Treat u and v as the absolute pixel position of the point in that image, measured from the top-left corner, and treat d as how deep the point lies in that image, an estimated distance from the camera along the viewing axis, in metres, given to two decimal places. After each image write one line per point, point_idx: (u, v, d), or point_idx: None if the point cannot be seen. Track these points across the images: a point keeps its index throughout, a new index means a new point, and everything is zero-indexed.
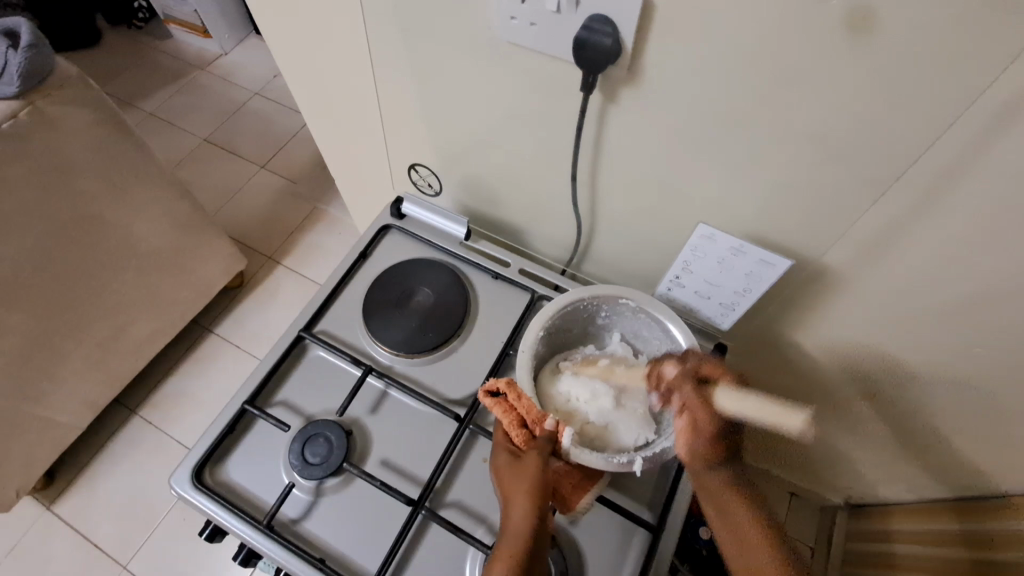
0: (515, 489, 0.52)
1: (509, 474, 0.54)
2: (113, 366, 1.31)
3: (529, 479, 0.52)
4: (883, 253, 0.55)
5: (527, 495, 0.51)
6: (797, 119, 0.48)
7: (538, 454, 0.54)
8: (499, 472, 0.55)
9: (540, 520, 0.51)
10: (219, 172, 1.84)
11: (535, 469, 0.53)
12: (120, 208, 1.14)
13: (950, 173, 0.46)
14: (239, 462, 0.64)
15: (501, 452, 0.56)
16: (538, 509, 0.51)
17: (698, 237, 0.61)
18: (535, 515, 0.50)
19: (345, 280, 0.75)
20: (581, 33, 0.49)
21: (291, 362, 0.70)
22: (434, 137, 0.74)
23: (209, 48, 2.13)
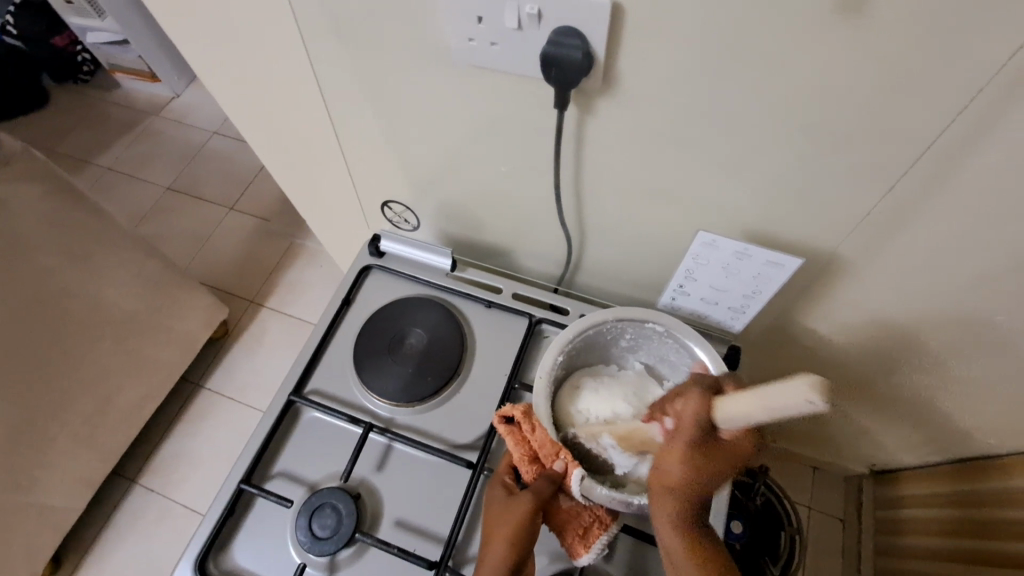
0: (498, 527, 0.50)
1: (499, 507, 0.51)
2: (104, 440, 1.25)
3: (513, 522, 0.49)
4: (892, 236, 0.52)
5: (506, 539, 0.49)
6: (790, 111, 0.45)
7: (534, 496, 0.50)
8: (490, 504, 0.53)
9: (513, 568, 0.48)
10: (187, 220, 1.77)
11: (524, 510, 0.50)
12: (86, 278, 1.09)
13: (962, 150, 0.43)
14: (244, 546, 0.59)
15: (496, 486, 0.54)
16: (516, 553, 0.48)
17: (699, 245, 0.57)
18: (509, 560, 0.48)
19: (331, 331, 0.70)
20: (548, 49, 0.45)
21: (286, 428, 0.65)
22: (404, 169, 0.70)
23: (160, 93, 2.06)
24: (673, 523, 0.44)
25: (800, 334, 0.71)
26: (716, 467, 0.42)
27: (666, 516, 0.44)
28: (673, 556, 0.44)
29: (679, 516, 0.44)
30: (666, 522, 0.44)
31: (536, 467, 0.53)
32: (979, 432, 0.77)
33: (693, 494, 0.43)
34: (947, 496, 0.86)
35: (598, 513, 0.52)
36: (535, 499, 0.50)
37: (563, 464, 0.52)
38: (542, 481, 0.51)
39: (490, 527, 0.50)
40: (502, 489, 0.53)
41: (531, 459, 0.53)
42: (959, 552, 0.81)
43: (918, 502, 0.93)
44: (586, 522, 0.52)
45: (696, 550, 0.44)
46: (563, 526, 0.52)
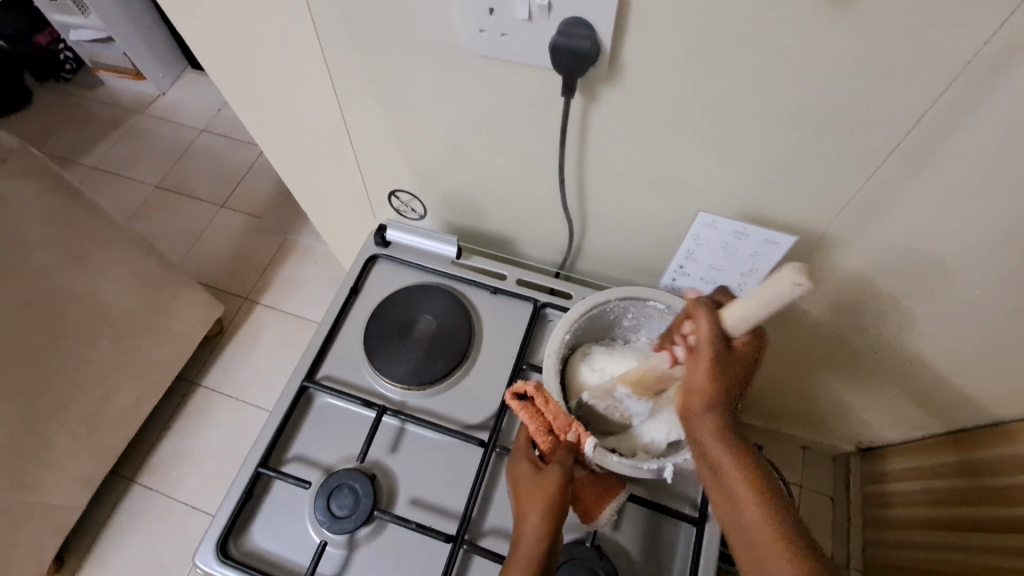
0: (532, 500, 0.52)
1: (528, 482, 0.53)
2: (104, 439, 1.25)
3: (547, 492, 0.51)
4: (879, 214, 0.56)
5: (543, 508, 0.51)
6: (784, 96, 0.47)
7: (561, 466, 0.53)
8: (517, 478, 0.54)
9: (553, 537, 0.50)
10: (178, 218, 1.76)
11: (555, 482, 0.52)
12: (83, 276, 1.09)
13: (944, 131, 0.46)
14: (263, 528, 0.61)
15: (520, 460, 0.55)
16: (552, 521, 0.51)
17: (699, 225, 0.61)
18: (548, 530, 0.50)
19: (341, 319, 0.72)
20: (557, 39, 0.47)
21: (299, 415, 0.67)
22: (409, 160, 0.72)
23: (145, 91, 2.04)
24: (715, 434, 0.47)
25: (792, 312, 0.74)
26: (736, 363, 0.48)
27: (706, 429, 0.47)
28: (724, 477, 0.45)
29: (717, 429, 0.47)
30: (707, 438, 0.47)
31: (552, 438, 0.55)
32: (961, 403, 0.81)
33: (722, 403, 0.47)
34: (937, 469, 0.89)
35: (608, 481, 0.56)
36: (563, 470, 0.52)
37: (577, 433, 0.54)
38: (563, 453, 0.54)
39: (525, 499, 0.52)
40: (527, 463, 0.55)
41: (546, 432, 0.55)
42: (953, 523, 0.84)
43: (910, 476, 0.96)
44: (599, 489, 0.56)
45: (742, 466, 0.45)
46: (581, 494, 0.56)
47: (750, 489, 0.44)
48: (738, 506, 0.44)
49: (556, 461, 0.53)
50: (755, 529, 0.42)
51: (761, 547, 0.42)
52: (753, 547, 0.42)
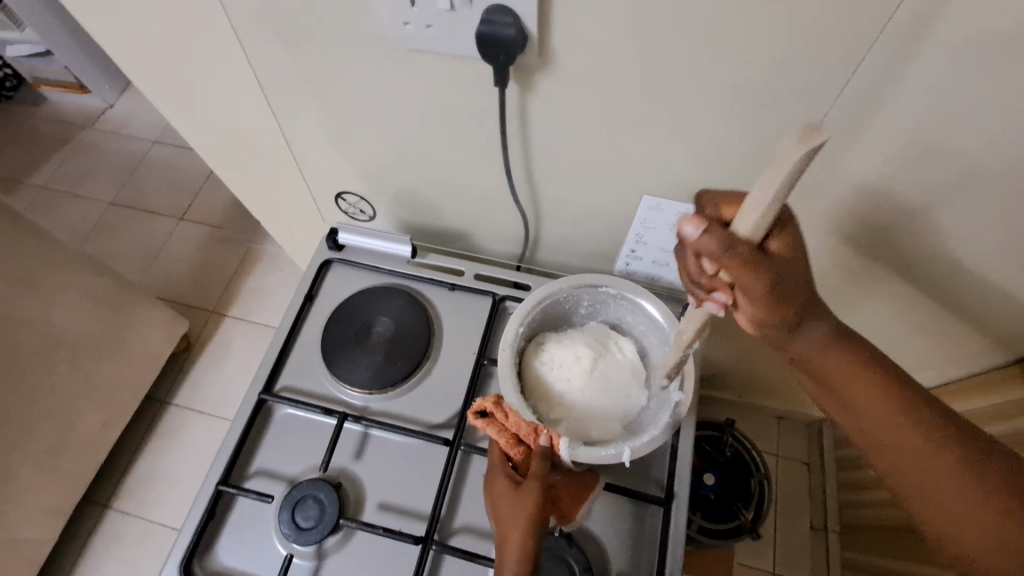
0: (513, 517, 0.51)
1: (505, 497, 0.52)
2: (70, 468, 1.21)
3: (527, 510, 0.50)
4: (820, 186, 0.57)
5: (523, 526, 0.50)
6: (715, 74, 0.48)
7: (537, 480, 0.51)
8: (494, 494, 0.53)
9: (537, 551, 0.49)
10: (135, 234, 1.71)
11: (533, 496, 0.51)
12: (31, 301, 1.04)
13: (869, 97, 0.47)
14: (227, 547, 0.60)
15: (496, 476, 0.54)
16: (534, 538, 0.49)
17: (646, 209, 0.64)
18: (533, 547, 0.49)
19: (297, 327, 0.70)
20: (482, 29, 0.46)
21: (258, 428, 0.65)
22: (355, 161, 0.70)
23: (91, 104, 1.96)
24: (830, 359, 0.46)
25: None
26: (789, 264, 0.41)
27: (830, 353, 0.46)
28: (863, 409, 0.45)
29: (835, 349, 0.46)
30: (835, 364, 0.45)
31: (523, 448, 0.55)
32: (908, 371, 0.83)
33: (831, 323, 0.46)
34: None
35: (582, 479, 0.56)
36: (540, 480, 0.51)
37: (548, 438, 0.53)
38: (538, 460, 0.53)
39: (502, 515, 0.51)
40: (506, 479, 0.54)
41: (516, 443, 0.55)
42: None
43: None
44: (575, 491, 0.56)
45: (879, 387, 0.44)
46: (558, 498, 0.55)
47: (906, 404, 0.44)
48: (884, 426, 0.44)
49: (532, 473, 0.52)
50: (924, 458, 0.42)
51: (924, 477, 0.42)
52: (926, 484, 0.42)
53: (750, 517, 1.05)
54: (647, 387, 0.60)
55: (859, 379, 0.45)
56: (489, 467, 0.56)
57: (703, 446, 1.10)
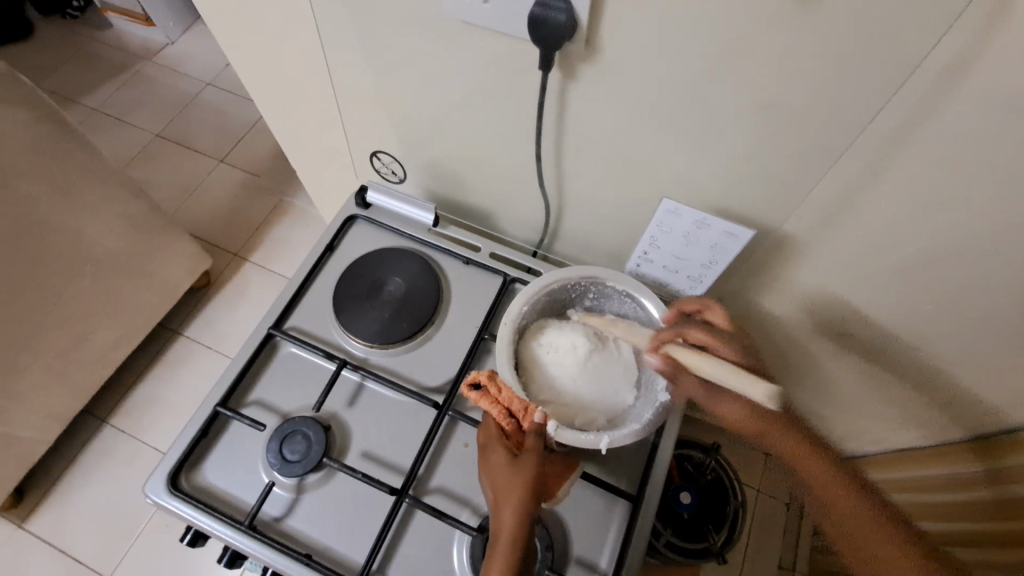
0: (509, 489, 0.51)
1: (501, 469, 0.53)
2: (78, 376, 1.27)
3: (524, 480, 0.51)
4: (840, 218, 0.57)
5: (519, 496, 0.51)
6: (752, 90, 0.49)
7: (534, 453, 0.53)
8: (490, 465, 0.54)
9: (530, 524, 0.50)
10: (174, 168, 1.76)
11: (529, 467, 0.52)
12: (69, 210, 1.09)
13: (900, 137, 0.48)
14: (215, 466, 0.63)
15: (492, 450, 0.55)
16: (531, 507, 0.51)
17: (663, 212, 0.62)
18: (528, 516, 0.50)
19: (314, 273, 0.73)
20: (535, 10, 0.48)
21: (262, 361, 0.68)
22: (395, 124, 0.73)
23: (153, 37, 2.03)
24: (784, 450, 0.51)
25: (755, 313, 0.76)
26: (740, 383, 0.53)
27: (792, 441, 0.51)
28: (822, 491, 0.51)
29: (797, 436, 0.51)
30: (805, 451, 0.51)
31: (517, 423, 0.57)
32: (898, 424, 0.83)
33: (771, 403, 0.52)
34: None
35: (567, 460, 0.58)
36: (537, 456, 0.53)
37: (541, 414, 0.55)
38: (533, 435, 0.54)
39: (499, 487, 0.52)
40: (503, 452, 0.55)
41: (508, 416, 0.57)
42: None
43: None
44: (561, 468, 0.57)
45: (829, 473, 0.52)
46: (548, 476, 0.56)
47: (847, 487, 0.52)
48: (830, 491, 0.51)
49: (528, 446, 0.54)
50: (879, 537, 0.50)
51: (859, 533, 0.50)
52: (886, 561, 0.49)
53: (719, 541, 1.06)
54: (636, 386, 0.62)
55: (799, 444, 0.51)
56: (482, 441, 0.57)
57: (686, 466, 1.12)
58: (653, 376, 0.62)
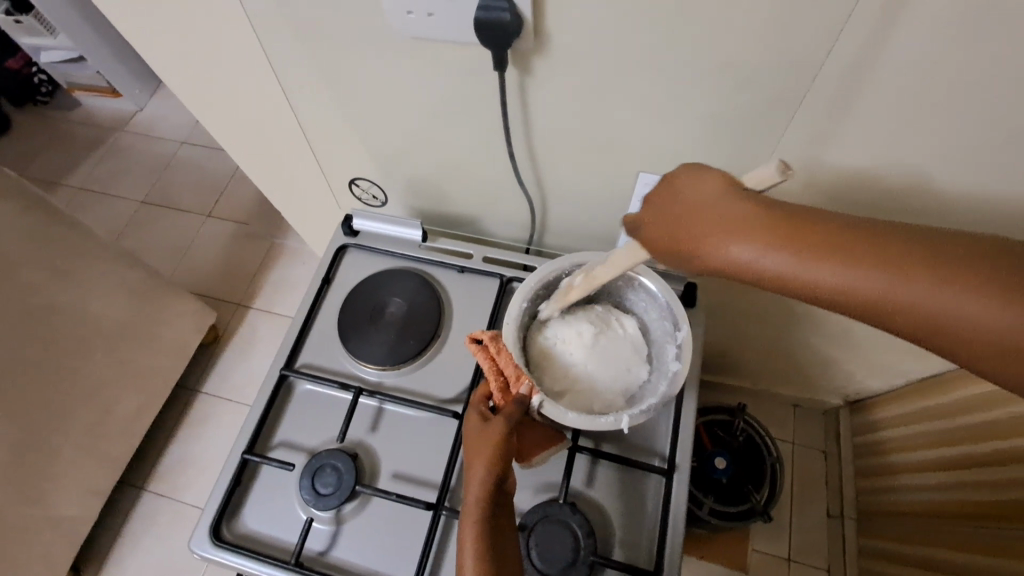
0: (482, 449, 0.52)
1: (476, 433, 0.54)
2: (108, 449, 1.29)
3: (492, 442, 0.52)
4: (816, 161, 0.58)
5: (489, 456, 0.52)
6: (704, 52, 0.49)
7: (506, 416, 0.54)
8: (467, 430, 0.55)
9: (501, 479, 0.51)
10: (165, 231, 1.79)
11: (500, 430, 0.53)
12: (70, 291, 1.11)
13: (858, 71, 0.48)
14: (253, 512, 0.64)
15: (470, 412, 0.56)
16: (499, 468, 0.51)
17: (643, 186, 0.65)
18: (495, 475, 0.51)
19: (315, 308, 0.74)
20: (479, 14, 0.49)
21: (280, 403, 0.69)
22: (367, 150, 0.73)
23: (123, 108, 2.05)
24: (781, 265, 0.39)
25: None
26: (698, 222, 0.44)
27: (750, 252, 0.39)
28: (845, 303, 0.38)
29: (751, 231, 0.40)
30: (755, 255, 0.39)
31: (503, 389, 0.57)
32: None
33: (710, 208, 0.42)
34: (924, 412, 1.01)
35: (547, 432, 0.59)
36: (508, 421, 0.53)
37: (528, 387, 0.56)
38: (513, 403, 0.55)
39: (472, 446, 0.53)
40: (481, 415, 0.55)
41: (498, 379, 0.57)
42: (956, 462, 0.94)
43: (945, 466, 0.96)
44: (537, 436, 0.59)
45: (840, 250, 0.38)
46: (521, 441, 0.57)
47: (870, 248, 0.37)
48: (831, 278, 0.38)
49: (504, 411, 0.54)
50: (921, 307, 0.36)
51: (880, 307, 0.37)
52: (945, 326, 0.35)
53: (762, 500, 1.05)
54: (647, 361, 0.63)
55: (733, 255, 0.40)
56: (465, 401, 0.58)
57: (715, 432, 1.12)
58: (662, 351, 0.62)
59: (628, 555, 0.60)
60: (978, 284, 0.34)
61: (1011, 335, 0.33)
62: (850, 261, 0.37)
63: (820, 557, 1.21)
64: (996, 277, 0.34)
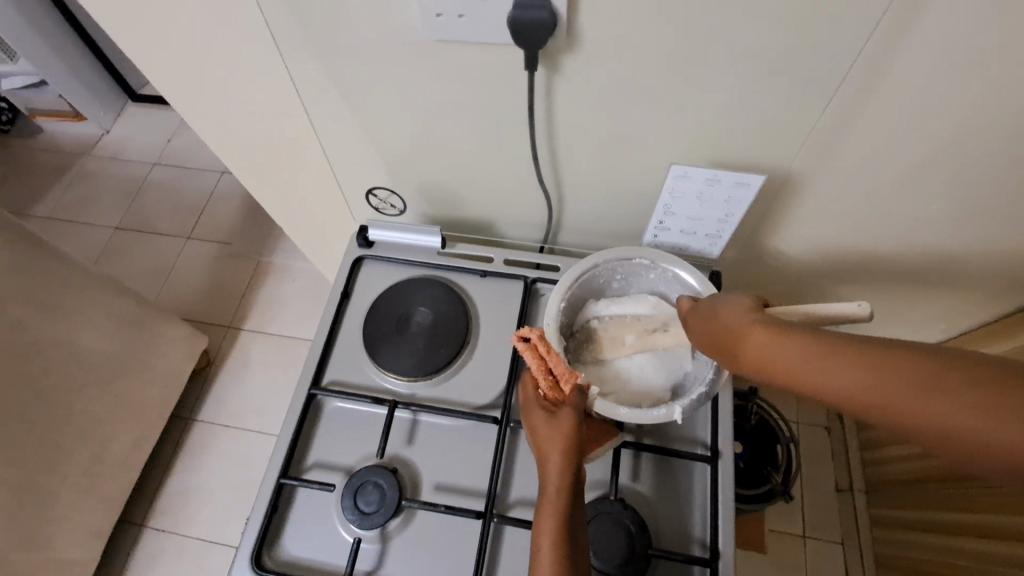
0: (553, 444, 0.53)
1: (544, 428, 0.54)
2: (108, 487, 1.23)
3: (564, 434, 0.53)
4: (838, 146, 0.59)
5: (563, 449, 0.52)
6: (736, 43, 0.50)
7: (571, 408, 0.54)
8: (533, 426, 0.56)
9: (577, 475, 0.52)
10: (144, 256, 1.72)
11: (568, 422, 0.54)
12: (60, 323, 1.06)
13: (884, 56, 0.49)
14: (294, 537, 0.62)
15: (531, 410, 0.57)
16: (575, 459, 0.52)
17: (673, 178, 0.62)
18: (572, 467, 0.52)
19: (337, 323, 0.72)
20: (514, 13, 0.49)
21: (310, 423, 0.67)
22: (382, 158, 0.72)
23: (87, 131, 1.97)
24: (792, 362, 0.41)
25: (769, 255, 0.77)
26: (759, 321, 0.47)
27: (769, 351, 0.43)
28: (854, 401, 0.38)
29: (761, 337, 0.44)
30: (764, 355, 0.44)
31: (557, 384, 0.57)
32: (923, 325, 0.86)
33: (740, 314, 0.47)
34: None
35: (603, 426, 0.59)
36: (574, 412, 0.54)
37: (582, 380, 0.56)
38: (574, 394, 0.55)
39: (543, 442, 0.54)
40: (543, 410, 0.56)
41: (550, 376, 0.58)
42: None
43: None
44: (597, 431, 0.58)
45: (830, 351, 0.40)
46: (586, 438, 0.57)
47: (860, 354, 0.39)
48: (836, 375, 0.39)
49: (567, 403, 0.55)
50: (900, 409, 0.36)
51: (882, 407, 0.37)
52: (934, 427, 0.35)
53: (780, 480, 1.07)
54: (692, 352, 0.62)
55: (756, 348, 0.44)
56: (521, 402, 0.59)
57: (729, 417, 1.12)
58: None
59: (680, 544, 0.60)
60: (967, 392, 0.34)
61: (992, 440, 0.32)
62: (841, 361, 0.39)
63: (834, 531, 1.23)
64: (989, 386, 0.33)
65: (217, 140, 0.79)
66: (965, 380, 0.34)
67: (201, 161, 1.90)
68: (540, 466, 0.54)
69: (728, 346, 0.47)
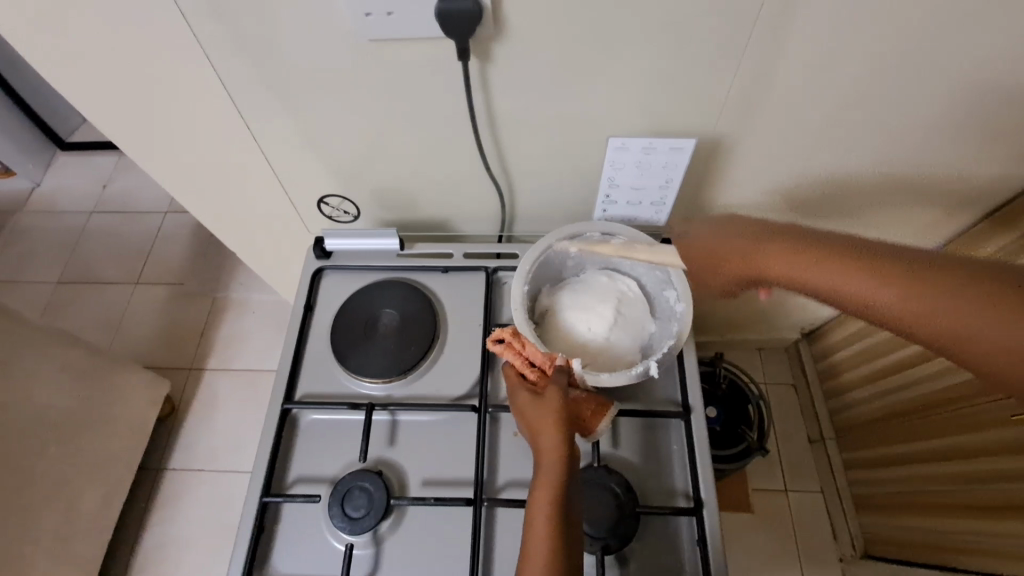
0: (543, 423, 0.55)
1: (533, 410, 0.56)
2: (81, 550, 1.16)
3: (553, 411, 0.55)
4: (758, 105, 0.63)
5: (554, 425, 0.55)
6: (651, 16, 0.53)
7: (557, 387, 0.57)
8: (522, 410, 0.57)
9: (570, 449, 0.54)
10: (91, 308, 1.64)
11: (557, 400, 0.56)
12: (12, 382, 1.00)
13: (785, 15, 0.54)
14: (285, 555, 0.61)
15: (518, 395, 0.59)
16: (568, 433, 0.54)
17: (612, 151, 0.66)
18: (565, 441, 0.54)
19: (302, 337, 0.72)
20: (442, 6, 0.51)
21: (288, 439, 0.66)
22: (329, 167, 0.72)
23: (16, 186, 1.88)
24: (816, 280, 0.53)
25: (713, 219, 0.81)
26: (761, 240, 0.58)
27: (775, 266, 0.56)
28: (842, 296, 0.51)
29: (785, 255, 0.55)
30: (791, 270, 0.55)
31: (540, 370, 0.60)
32: None
33: (743, 236, 0.58)
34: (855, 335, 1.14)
35: (598, 397, 0.60)
36: (561, 391, 0.56)
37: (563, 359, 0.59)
38: (558, 375, 0.58)
39: (535, 422, 0.56)
40: (531, 392, 0.58)
41: (530, 364, 0.60)
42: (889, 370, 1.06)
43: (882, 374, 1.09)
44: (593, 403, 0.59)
45: (876, 274, 0.49)
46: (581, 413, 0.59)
47: (859, 258, 0.51)
48: (865, 285, 0.49)
49: (552, 383, 0.57)
50: (865, 297, 0.50)
51: (898, 313, 0.48)
52: (881, 311, 0.49)
53: (756, 437, 1.12)
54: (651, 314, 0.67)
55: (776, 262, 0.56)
56: (508, 389, 0.60)
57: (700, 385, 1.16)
58: (664, 301, 0.68)
59: (666, 501, 0.62)
60: (922, 288, 0.47)
61: (971, 347, 0.44)
62: (867, 272, 0.50)
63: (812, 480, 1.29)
64: (915, 281, 0.47)
65: (157, 169, 0.77)
66: (924, 277, 0.47)
67: (143, 203, 1.84)
68: (535, 446, 0.56)
69: (726, 263, 0.60)
